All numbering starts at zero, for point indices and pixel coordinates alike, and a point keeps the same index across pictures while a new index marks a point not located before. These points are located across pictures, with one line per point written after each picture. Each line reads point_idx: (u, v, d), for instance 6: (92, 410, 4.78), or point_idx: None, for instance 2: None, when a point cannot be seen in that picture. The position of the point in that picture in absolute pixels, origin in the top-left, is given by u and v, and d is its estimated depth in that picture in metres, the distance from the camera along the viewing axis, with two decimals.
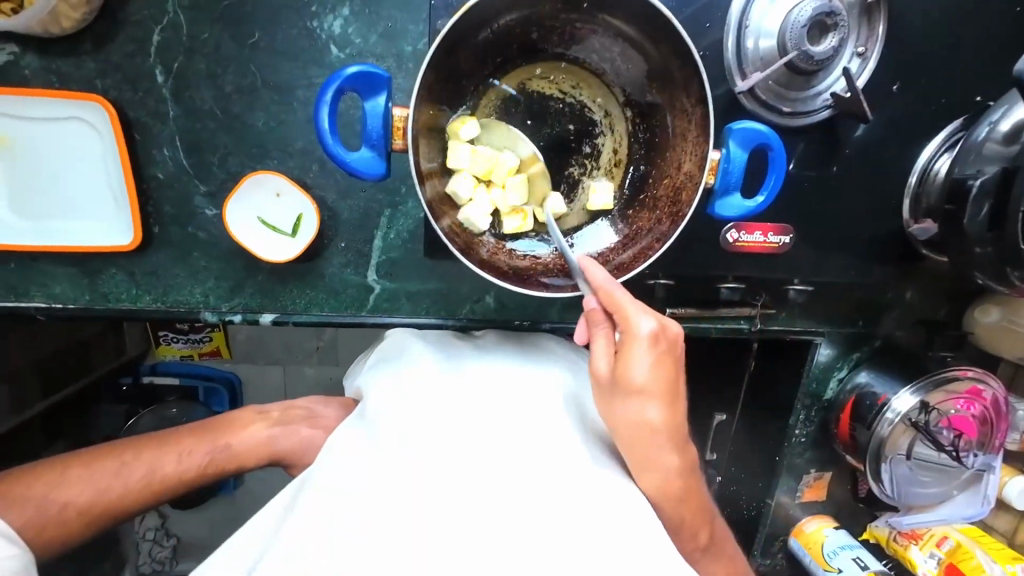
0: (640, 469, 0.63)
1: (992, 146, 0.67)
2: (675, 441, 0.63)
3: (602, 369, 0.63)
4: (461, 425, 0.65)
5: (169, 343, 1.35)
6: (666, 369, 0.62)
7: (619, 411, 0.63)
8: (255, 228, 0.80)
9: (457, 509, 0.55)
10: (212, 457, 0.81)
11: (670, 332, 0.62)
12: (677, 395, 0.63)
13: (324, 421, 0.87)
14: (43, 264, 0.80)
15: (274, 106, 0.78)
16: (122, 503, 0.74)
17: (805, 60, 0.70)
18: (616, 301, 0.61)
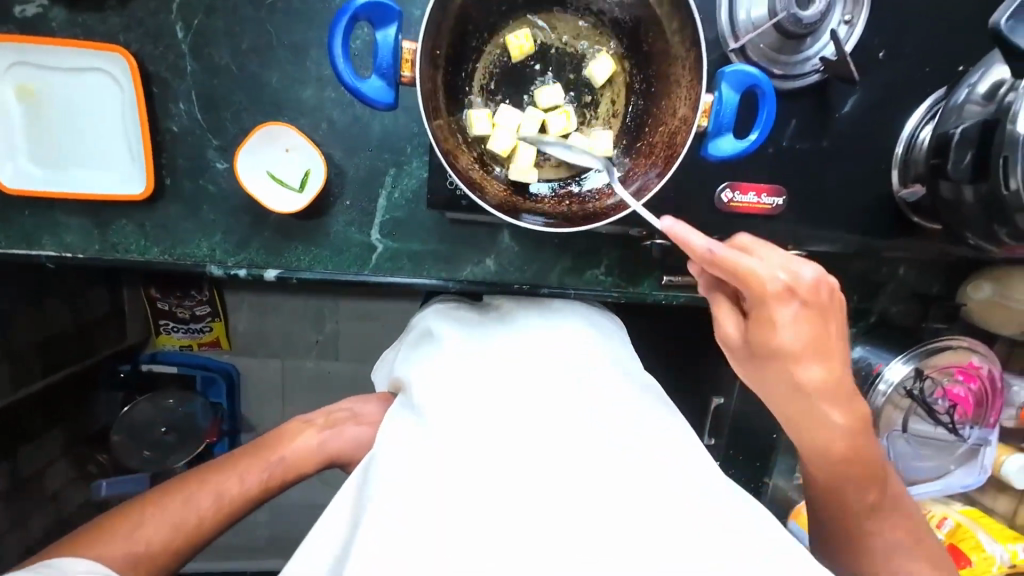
0: (807, 424, 0.68)
1: (971, 106, 0.70)
2: (846, 399, 0.66)
3: (732, 332, 0.68)
4: (495, 404, 0.62)
5: (170, 333, 1.56)
6: (812, 323, 0.61)
7: (765, 374, 0.67)
8: (264, 182, 0.83)
9: (507, 498, 0.52)
10: (271, 472, 0.82)
11: (810, 283, 0.60)
12: (831, 350, 0.63)
13: (367, 418, 0.89)
14: (56, 213, 0.82)
15: (288, 65, 0.82)
16: (200, 532, 0.72)
17: (794, 22, 0.74)
18: (737, 270, 0.60)
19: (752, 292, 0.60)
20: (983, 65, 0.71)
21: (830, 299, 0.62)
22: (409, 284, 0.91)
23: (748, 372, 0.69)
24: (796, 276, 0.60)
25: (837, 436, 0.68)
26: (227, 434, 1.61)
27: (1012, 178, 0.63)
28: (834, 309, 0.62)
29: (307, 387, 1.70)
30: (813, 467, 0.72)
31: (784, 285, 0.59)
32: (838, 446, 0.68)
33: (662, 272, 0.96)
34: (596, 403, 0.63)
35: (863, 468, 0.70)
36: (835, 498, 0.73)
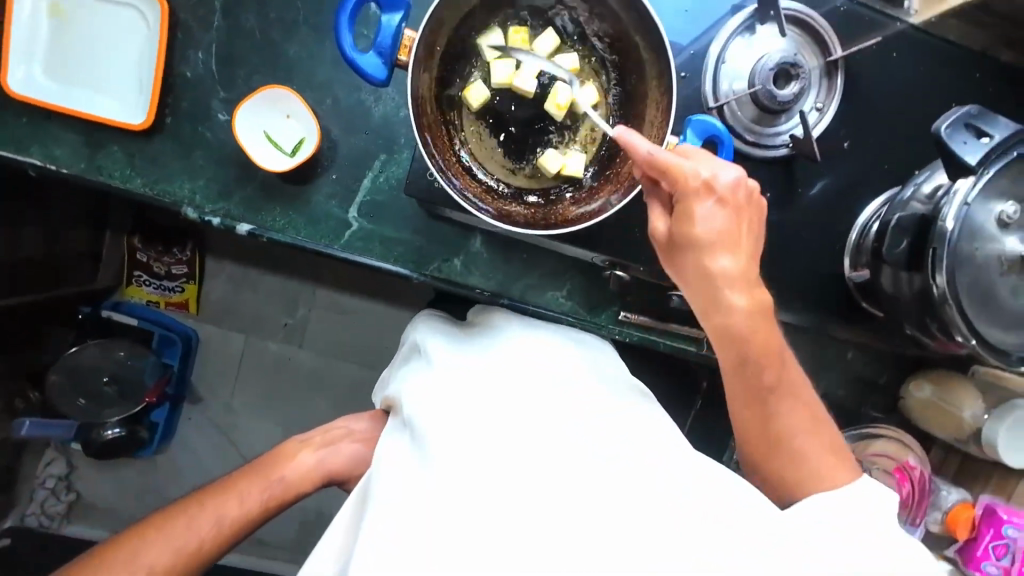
0: (727, 336, 0.70)
1: (915, 201, 0.75)
2: (755, 297, 0.69)
3: (661, 229, 0.70)
4: (479, 415, 0.62)
5: (141, 285, 1.57)
6: (734, 217, 0.66)
7: (687, 270, 0.69)
8: (259, 139, 0.87)
9: (490, 508, 0.53)
10: (270, 493, 0.87)
11: (727, 184, 0.65)
12: (747, 247, 0.68)
13: (360, 434, 0.96)
14: (52, 126, 0.85)
15: (308, 42, 0.88)
16: (200, 554, 0.79)
17: (769, 97, 0.80)
18: (667, 167, 0.64)
19: (675, 185, 0.64)
20: (931, 169, 0.78)
21: (746, 200, 0.67)
22: (375, 267, 0.93)
23: (673, 270, 0.70)
24: (716, 176, 0.65)
25: (756, 332, 0.69)
26: (168, 399, 1.60)
27: (939, 275, 0.68)
28: (749, 211, 0.68)
29: (261, 365, 1.68)
30: (737, 391, 0.73)
31: (703, 179, 0.64)
32: (756, 348, 0.69)
33: (620, 308, 0.98)
34: (580, 414, 0.64)
35: (781, 380, 0.72)
36: (755, 424, 0.73)
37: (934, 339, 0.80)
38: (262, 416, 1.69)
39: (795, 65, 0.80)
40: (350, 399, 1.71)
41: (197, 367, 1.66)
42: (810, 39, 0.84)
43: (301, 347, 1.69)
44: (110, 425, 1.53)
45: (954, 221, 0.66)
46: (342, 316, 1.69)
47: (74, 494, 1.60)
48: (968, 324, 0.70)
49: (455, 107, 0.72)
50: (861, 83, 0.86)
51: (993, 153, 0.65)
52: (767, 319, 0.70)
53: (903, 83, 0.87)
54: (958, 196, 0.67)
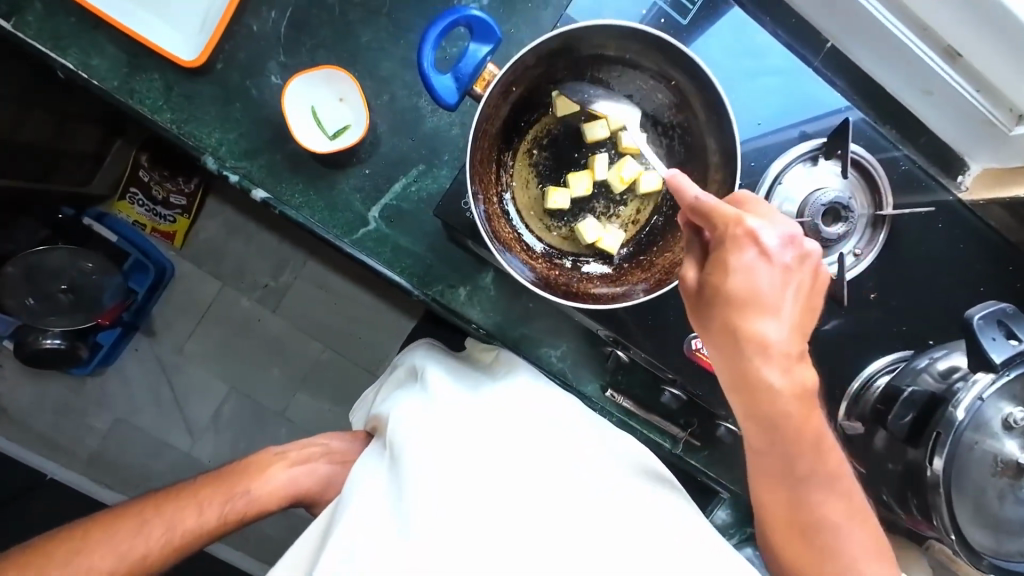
0: (759, 409, 0.61)
1: (927, 374, 0.75)
2: (798, 376, 0.60)
3: (690, 278, 0.64)
4: (481, 450, 0.69)
5: (132, 203, 1.50)
6: (791, 282, 0.60)
7: (716, 333, 0.61)
8: (304, 114, 0.84)
9: (482, 539, 0.61)
10: (231, 508, 0.82)
11: (775, 241, 0.58)
12: (790, 312, 0.60)
13: (339, 455, 0.89)
14: (98, 35, 0.81)
15: (384, 33, 0.86)
16: (145, 563, 0.74)
17: (814, 231, 0.80)
18: (712, 211, 0.59)
19: (718, 227, 0.59)
20: (948, 347, 0.78)
21: (794, 260, 0.60)
22: (378, 271, 0.89)
23: (700, 330, 0.63)
24: (762, 229, 0.58)
25: (788, 416, 0.61)
26: (122, 324, 1.51)
27: (937, 458, 0.67)
28: (798, 274, 0.60)
29: (227, 320, 1.61)
30: (759, 470, 0.66)
31: (748, 227, 0.58)
32: (781, 424, 0.61)
33: (608, 384, 0.95)
34: (590, 453, 0.74)
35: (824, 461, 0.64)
36: (778, 508, 0.66)
37: (909, 515, 0.79)
38: (212, 372, 1.61)
39: (845, 207, 0.80)
40: (307, 381, 1.64)
41: (161, 303, 1.59)
42: (865, 185, 0.85)
43: (273, 312, 1.62)
44: (52, 335, 1.41)
45: (965, 411, 0.65)
46: (325, 295, 1.63)
47: None
48: (951, 517, 0.68)
49: (512, 149, 0.70)
50: (901, 238, 0.87)
51: (1018, 356, 0.64)
52: (798, 392, 0.61)
53: (939, 250, 0.88)
54: (975, 387, 0.66)
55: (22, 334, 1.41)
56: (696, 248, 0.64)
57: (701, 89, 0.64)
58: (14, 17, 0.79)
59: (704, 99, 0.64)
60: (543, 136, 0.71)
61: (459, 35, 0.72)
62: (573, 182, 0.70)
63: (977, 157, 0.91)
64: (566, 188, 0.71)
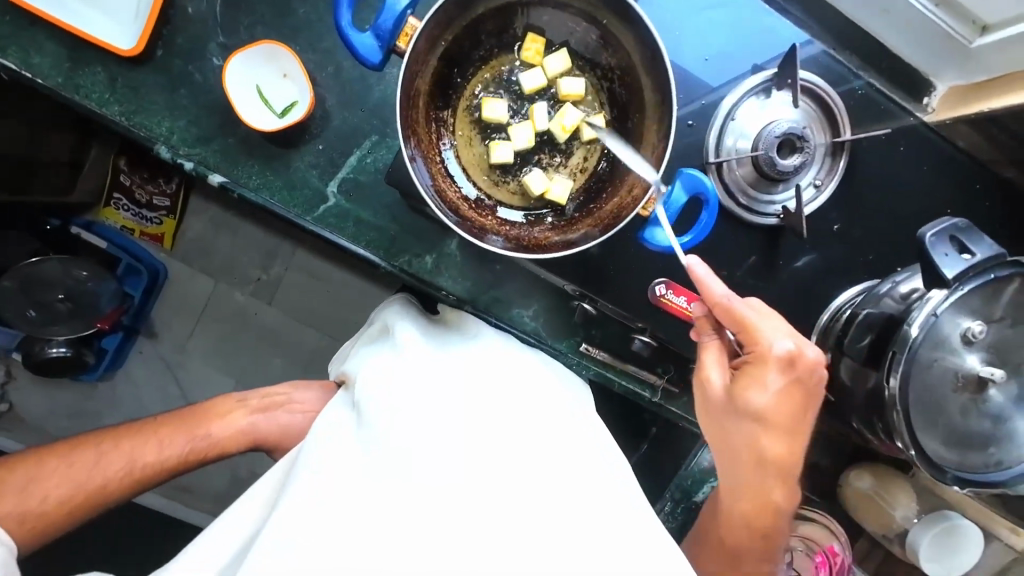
0: (752, 494, 0.75)
1: (888, 299, 0.75)
2: (789, 478, 0.75)
3: (714, 378, 0.75)
4: (449, 407, 0.71)
5: (118, 209, 1.51)
6: (792, 398, 0.72)
7: (733, 428, 0.74)
8: (249, 93, 0.84)
9: (451, 497, 0.63)
10: (190, 446, 0.92)
11: (810, 366, 0.71)
12: (797, 429, 0.73)
13: (300, 406, 0.98)
14: (36, 32, 0.81)
15: (322, 3, 0.85)
16: (105, 490, 0.85)
17: (770, 165, 0.79)
18: (747, 324, 0.72)
19: (754, 345, 0.71)
20: (911, 270, 0.77)
21: (818, 384, 0.72)
22: (342, 245, 0.90)
23: (717, 424, 0.76)
24: (801, 351, 0.70)
25: (773, 509, 0.75)
26: (123, 328, 1.55)
27: (892, 378, 0.68)
28: (817, 396, 0.73)
29: (222, 315, 1.64)
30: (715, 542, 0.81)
31: (785, 352, 0.70)
32: (760, 514, 0.75)
33: (582, 340, 0.96)
34: (552, 415, 0.76)
35: (772, 538, 0.77)
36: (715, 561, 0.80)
37: (878, 439, 0.80)
38: (211, 365, 1.65)
39: (800, 137, 0.79)
40: (302, 366, 1.67)
41: (157, 304, 1.61)
42: (823, 114, 0.83)
43: (269, 305, 1.65)
44: (57, 344, 1.45)
45: (920, 328, 0.66)
46: (319, 285, 1.65)
47: (5, 405, 1.54)
48: (911, 433, 0.69)
49: (449, 107, 0.69)
50: (865, 168, 0.86)
51: (970, 270, 0.64)
52: (785, 487, 0.75)
53: (906, 176, 0.86)
54: (928, 304, 0.66)
55: (27, 345, 1.45)
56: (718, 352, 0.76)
57: (632, 27, 0.63)
58: None
59: (637, 36, 0.63)
60: (480, 89, 0.70)
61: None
62: (515, 134, 0.69)
63: (943, 77, 0.88)
64: (508, 141, 0.70)
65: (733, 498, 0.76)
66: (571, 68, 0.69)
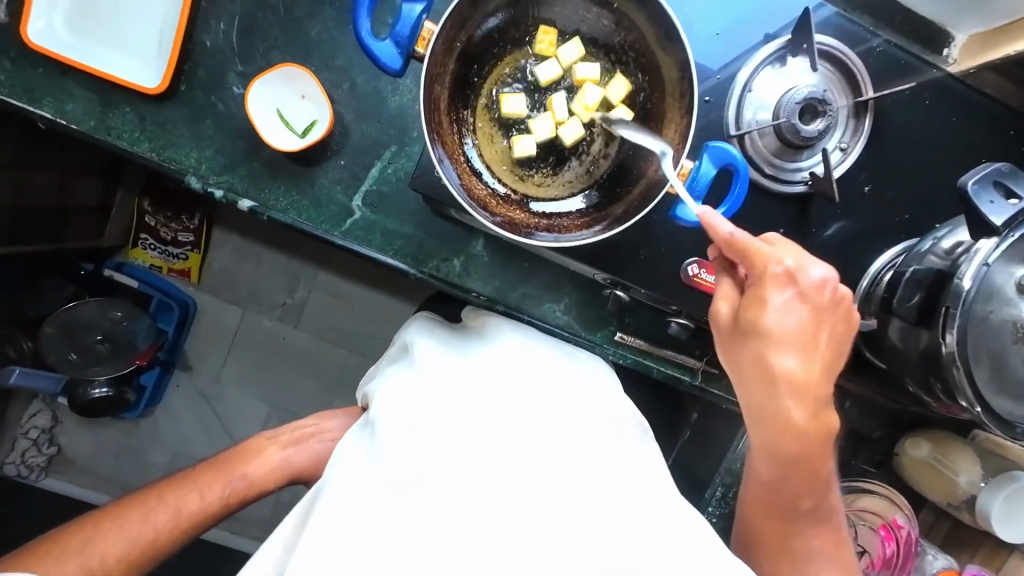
0: (771, 427, 0.69)
1: (932, 256, 0.73)
2: (814, 404, 0.68)
3: (724, 310, 0.71)
4: (467, 407, 0.71)
5: (146, 249, 1.58)
6: (808, 317, 0.67)
7: (742, 356, 0.69)
8: (270, 116, 0.86)
9: (473, 498, 0.59)
10: (231, 490, 0.93)
11: (815, 281, 0.66)
12: (818, 348, 0.67)
13: (329, 433, 1.00)
14: (67, 80, 0.84)
15: (331, 23, 0.87)
16: (156, 545, 0.85)
17: (793, 132, 0.78)
18: (747, 250, 0.67)
19: (754, 266, 0.67)
20: (952, 224, 0.75)
21: (831, 300, 0.67)
22: (371, 257, 0.92)
23: (727, 358, 0.72)
24: (802, 268, 0.66)
25: (793, 439, 0.69)
26: (159, 363, 1.59)
27: (949, 334, 0.66)
28: (832, 314, 0.68)
29: (253, 342, 1.67)
30: (759, 491, 0.75)
31: (787, 267, 0.66)
32: (787, 445, 0.69)
33: (617, 329, 0.96)
34: (578, 411, 0.75)
35: (814, 472, 0.71)
36: (767, 523, 0.75)
37: (937, 401, 0.77)
38: (247, 391, 1.68)
39: (822, 101, 0.78)
40: (334, 384, 1.69)
41: (191, 337, 1.65)
42: (842, 76, 0.82)
43: (296, 328, 1.67)
44: (99, 383, 1.49)
45: (972, 280, 0.64)
46: (340, 303, 1.68)
47: (55, 448, 1.58)
48: (974, 389, 0.66)
49: (469, 106, 0.70)
50: (892, 126, 0.84)
51: (1019, 215, 0.63)
52: (819, 413, 0.69)
53: (933, 130, 0.84)
54: (978, 255, 0.64)
55: (71, 387, 1.49)
56: (729, 285, 0.72)
57: (643, 7, 0.63)
58: None
59: (649, 15, 0.63)
60: (497, 87, 0.71)
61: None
62: (536, 127, 0.70)
63: (962, 26, 0.86)
64: (529, 134, 0.71)
65: (754, 434, 0.71)
66: (585, 55, 0.70)
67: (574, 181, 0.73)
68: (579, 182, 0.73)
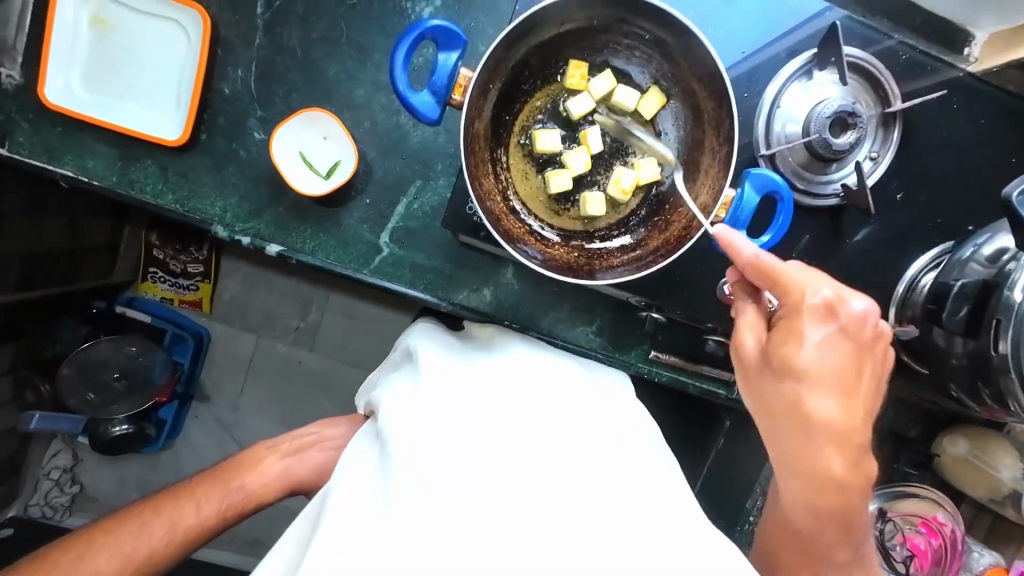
0: (807, 475, 0.65)
1: (975, 264, 0.73)
2: (854, 451, 0.64)
3: (750, 342, 0.67)
4: (471, 415, 0.70)
5: (156, 282, 1.54)
6: (845, 356, 0.62)
7: (772, 393, 0.65)
8: (293, 160, 0.85)
9: (474, 503, 0.58)
10: (229, 500, 0.92)
11: (856, 314, 0.62)
12: (852, 386, 0.63)
13: (332, 441, 0.98)
14: (87, 137, 0.84)
15: (350, 62, 0.86)
16: (152, 560, 0.83)
17: (824, 146, 0.77)
18: (780, 277, 0.64)
19: (788, 297, 0.63)
20: (991, 229, 0.75)
21: (871, 337, 0.63)
22: (402, 293, 0.90)
23: (752, 392, 0.68)
24: (842, 299, 0.62)
25: (830, 489, 0.64)
26: (177, 397, 1.55)
27: (1001, 343, 0.65)
28: (873, 352, 0.64)
29: (271, 367, 1.62)
30: (782, 531, 0.72)
31: (821, 300, 0.62)
32: (823, 497, 0.65)
33: (651, 347, 0.95)
34: (581, 417, 0.75)
35: (849, 518, 0.66)
36: (793, 555, 0.71)
37: (984, 408, 0.77)
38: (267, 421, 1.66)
39: (852, 114, 0.77)
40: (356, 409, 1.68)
41: (207, 365, 1.61)
42: (868, 85, 0.82)
43: (311, 351, 1.63)
44: (118, 421, 1.45)
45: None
46: (355, 323, 1.63)
47: (77, 487, 1.54)
48: None
49: (503, 145, 0.73)
50: (917, 131, 0.83)
51: None
52: (862, 460, 0.64)
53: (958, 131, 0.84)
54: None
55: (89, 428, 1.44)
56: (756, 315, 0.68)
57: None
58: (8, 141, 0.82)
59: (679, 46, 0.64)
60: (530, 124, 0.74)
61: (423, 48, 0.79)
62: (572, 161, 0.72)
63: (981, 25, 0.85)
64: (565, 169, 0.73)
65: (784, 478, 0.67)
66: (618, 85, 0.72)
67: (613, 212, 0.75)
68: (618, 213, 0.75)
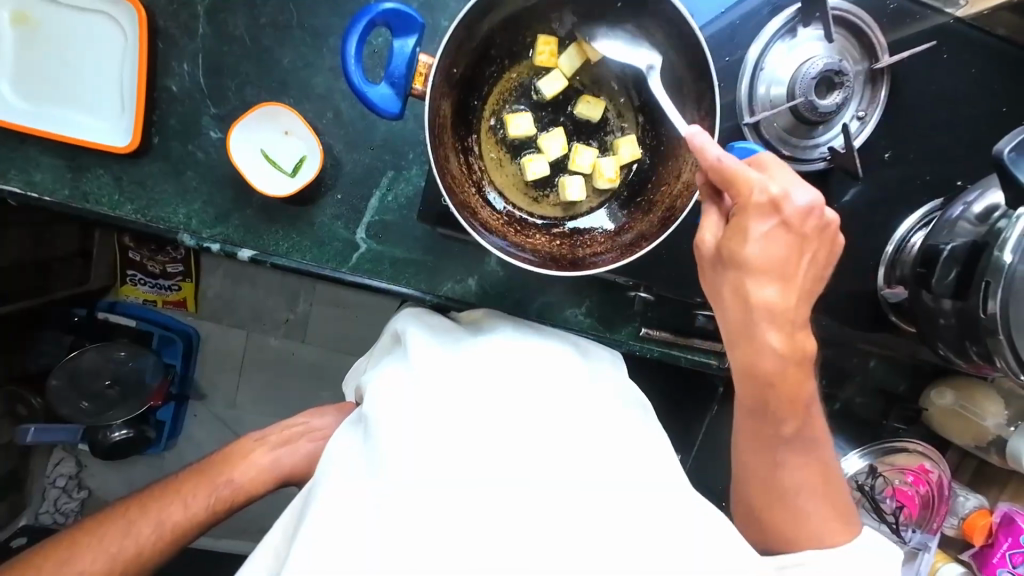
0: (748, 369, 0.65)
1: (964, 223, 0.71)
2: (794, 338, 0.64)
3: (708, 240, 0.64)
4: (467, 398, 0.66)
5: (135, 284, 1.48)
6: (787, 245, 0.61)
7: (722, 290, 0.64)
8: (256, 160, 0.81)
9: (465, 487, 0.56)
10: (216, 496, 0.90)
11: (801, 208, 0.60)
12: (793, 276, 0.62)
13: (322, 432, 0.95)
14: (30, 150, 0.78)
15: (303, 47, 0.81)
16: (139, 558, 0.83)
17: (811, 110, 0.74)
18: (733, 176, 0.60)
19: (738, 191, 0.60)
20: (981, 185, 0.73)
21: (816, 228, 0.62)
22: (385, 290, 0.86)
23: (707, 290, 0.66)
24: (788, 194, 0.60)
25: (773, 372, 0.65)
26: (173, 398, 1.52)
27: (990, 303, 0.64)
28: (817, 242, 0.63)
29: (264, 362, 1.60)
30: (749, 454, 0.71)
31: (769, 192, 0.59)
32: (766, 384, 0.65)
33: (641, 324, 0.93)
34: (580, 403, 0.70)
35: (797, 411, 0.67)
36: (756, 470, 0.70)
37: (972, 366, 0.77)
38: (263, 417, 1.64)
39: (838, 73, 0.74)
40: None
41: (198, 365, 1.58)
42: (854, 39, 0.78)
43: (303, 343, 1.60)
44: (116, 427, 1.42)
45: (1014, 251, 0.63)
46: (345, 311, 1.59)
47: (85, 492, 1.51)
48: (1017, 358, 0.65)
49: (473, 133, 0.71)
50: (902, 86, 0.81)
51: None
52: (803, 356, 0.65)
53: (948, 82, 0.81)
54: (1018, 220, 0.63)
55: (90, 434, 1.43)
56: (715, 210, 0.65)
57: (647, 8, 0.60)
58: None
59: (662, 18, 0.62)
60: (501, 107, 0.72)
61: (381, 29, 0.74)
62: (547, 146, 0.71)
63: None
64: (541, 154, 0.71)
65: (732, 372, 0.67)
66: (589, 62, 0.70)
67: (595, 195, 0.74)
68: (599, 196, 0.74)
